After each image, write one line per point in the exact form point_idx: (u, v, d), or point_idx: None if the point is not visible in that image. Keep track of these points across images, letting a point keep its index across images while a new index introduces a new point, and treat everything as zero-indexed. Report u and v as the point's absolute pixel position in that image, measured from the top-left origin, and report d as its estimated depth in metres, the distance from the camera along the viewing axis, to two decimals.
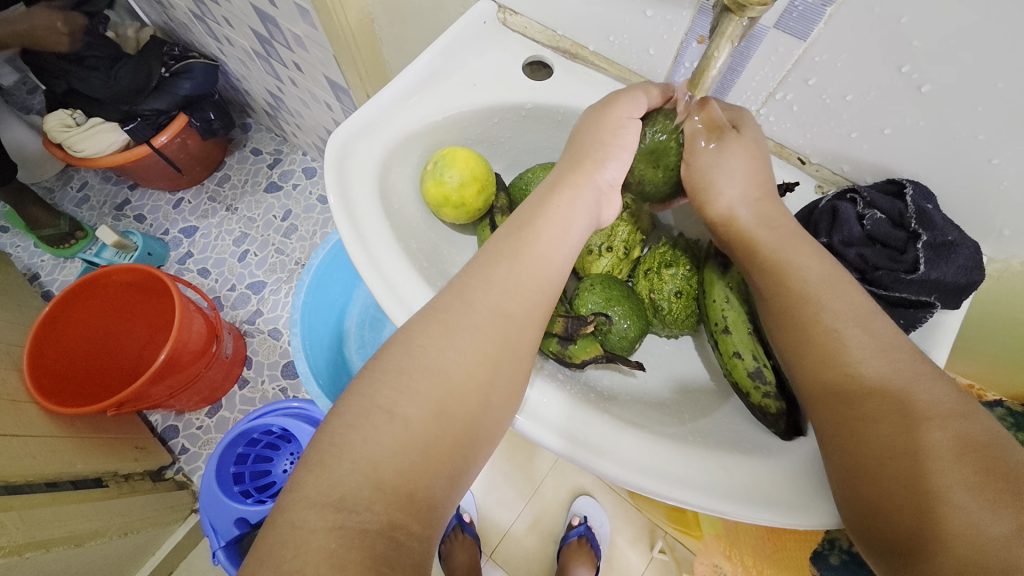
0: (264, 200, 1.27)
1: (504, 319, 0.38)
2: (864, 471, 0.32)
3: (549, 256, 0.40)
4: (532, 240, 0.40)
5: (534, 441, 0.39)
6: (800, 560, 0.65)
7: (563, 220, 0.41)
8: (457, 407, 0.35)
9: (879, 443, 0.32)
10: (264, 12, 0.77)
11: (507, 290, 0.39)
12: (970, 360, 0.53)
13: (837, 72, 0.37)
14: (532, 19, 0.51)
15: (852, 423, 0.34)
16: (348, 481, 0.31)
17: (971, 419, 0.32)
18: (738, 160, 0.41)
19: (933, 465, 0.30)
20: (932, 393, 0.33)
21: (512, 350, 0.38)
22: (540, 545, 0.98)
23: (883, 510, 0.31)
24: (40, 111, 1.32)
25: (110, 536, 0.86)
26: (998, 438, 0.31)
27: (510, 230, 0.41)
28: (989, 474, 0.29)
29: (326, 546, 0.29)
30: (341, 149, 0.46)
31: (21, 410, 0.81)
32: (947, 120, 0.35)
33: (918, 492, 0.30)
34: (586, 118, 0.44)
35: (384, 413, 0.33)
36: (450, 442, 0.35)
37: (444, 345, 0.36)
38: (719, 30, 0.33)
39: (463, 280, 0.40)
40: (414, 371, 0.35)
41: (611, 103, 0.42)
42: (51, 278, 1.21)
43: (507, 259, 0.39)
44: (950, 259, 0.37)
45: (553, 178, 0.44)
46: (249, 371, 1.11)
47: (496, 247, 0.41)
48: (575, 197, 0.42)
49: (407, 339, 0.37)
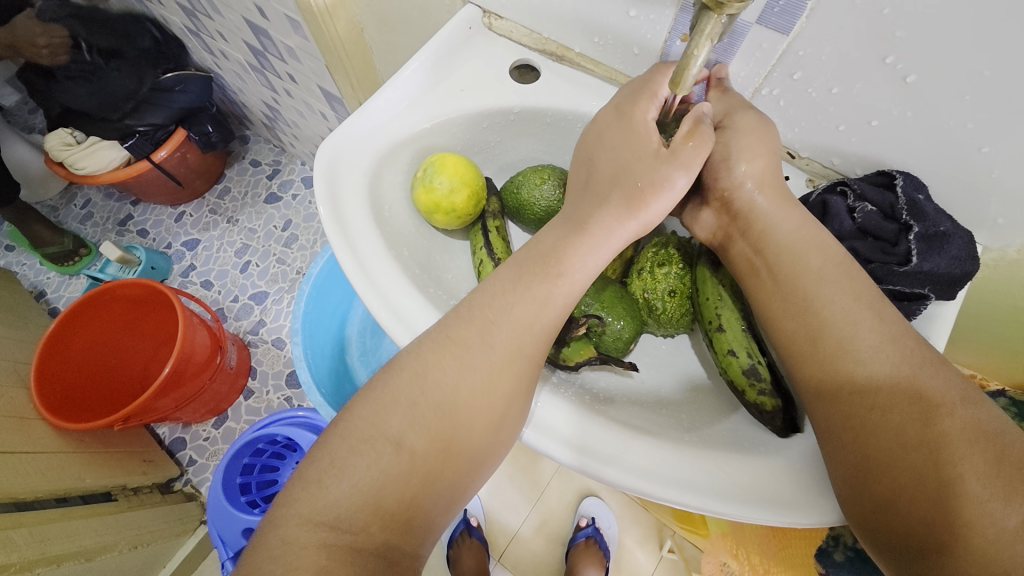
0: (264, 211, 1.28)
1: (516, 356, 0.37)
2: (873, 467, 0.32)
3: (573, 299, 0.40)
4: (561, 284, 0.39)
5: (544, 453, 0.39)
6: (806, 558, 0.64)
7: (592, 263, 0.40)
8: (465, 438, 0.35)
9: (888, 436, 0.32)
10: (257, 25, 0.77)
11: (531, 331, 0.38)
12: (973, 351, 0.52)
13: (821, 65, 0.37)
14: (518, 23, 0.52)
15: (862, 416, 0.33)
16: (344, 501, 0.31)
17: (973, 407, 0.31)
18: (757, 135, 0.40)
19: (945, 456, 0.30)
20: (933, 385, 0.32)
21: (523, 386, 0.37)
22: (547, 548, 0.98)
23: (895, 503, 0.31)
24: (43, 130, 1.34)
25: (120, 549, 0.87)
26: (1004, 428, 0.30)
27: (539, 264, 0.39)
28: (997, 462, 0.29)
29: (317, 561, 0.29)
30: (331, 161, 0.47)
31: (30, 427, 0.82)
32: (933, 110, 0.35)
33: (930, 485, 0.30)
34: (643, 168, 0.39)
35: (392, 444, 0.33)
36: (447, 464, 0.34)
37: (458, 380, 0.36)
38: (699, 28, 0.33)
39: (483, 312, 0.38)
40: (425, 408, 0.35)
41: (677, 177, 0.38)
42: (57, 295, 1.23)
43: (536, 304, 0.38)
44: (942, 250, 0.37)
45: (577, 210, 0.41)
46: (254, 381, 1.12)
47: (523, 278, 0.39)
48: (611, 251, 0.40)
49: (419, 365, 0.36)
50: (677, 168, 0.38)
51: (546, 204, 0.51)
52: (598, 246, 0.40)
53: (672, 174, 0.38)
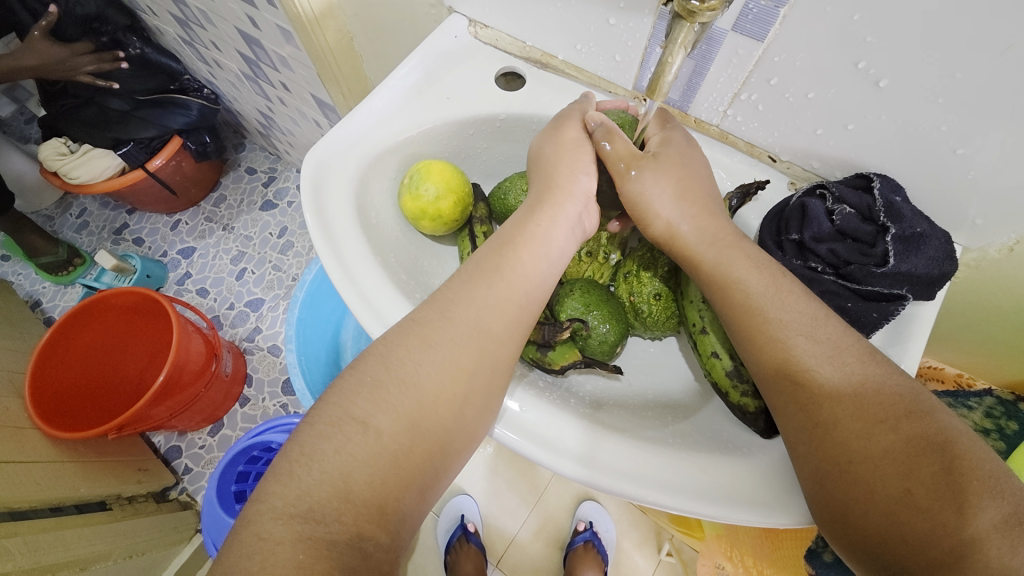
0: (259, 218, 1.29)
1: (478, 331, 0.38)
2: (831, 477, 0.32)
3: (531, 273, 0.41)
4: (512, 256, 0.41)
5: (536, 460, 0.39)
6: (795, 558, 0.65)
7: (541, 234, 0.42)
8: (432, 421, 0.35)
9: (838, 448, 0.32)
10: (249, 34, 0.78)
11: (489, 307, 0.39)
12: (957, 350, 0.52)
13: (797, 71, 0.38)
14: (503, 31, 0.52)
15: (816, 428, 0.33)
16: (315, 490, 0.31)
17: (916, 419, 0.32)
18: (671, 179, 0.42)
19: (888, 468, 0.31)
20: (882, 389, 0.33)
21: (489, 363, 0.38)
22: (546, 552, 0.97)
23: (850, 512, 0.31)
24: (39, 140, 1.36)
25: (114, 559, 0.85)
26: (955, 436, 0.31)
27: (490, 250, 0.42)
28: (943, 473, 0.29)
29: (293, 557, 0.29)
30: (318, 168, 0.47)
31: (25, 437, 0.82)
32: (906, 113, 0.36)
33: (881, 499, 0.30)
34: (544, 140, 0.46)
35: (359, 425, 0.33)
36: (415, 446, 0.35)
37: (421, 358, 0.36)
38: (673, 37, 0.34)
39: (444, 293, 0.40)
40: (389, 385, 0.35)
41: (566, 124, 0.45)
42: (52, 304, 1.23)
43: (487, 275, 0.40)
44: (919, 251, 0.37)
45: (526, 206, 0.44)
46: (250, 389, 1.12)
47: (477, 264, 0.41)
48: (554, 221, 0.42)
49: (386, 350, 0.37)
50: (565, 123, 0.45)
51: None
52: (550, 226, 0.42)
53: (561, 125, 0.45)
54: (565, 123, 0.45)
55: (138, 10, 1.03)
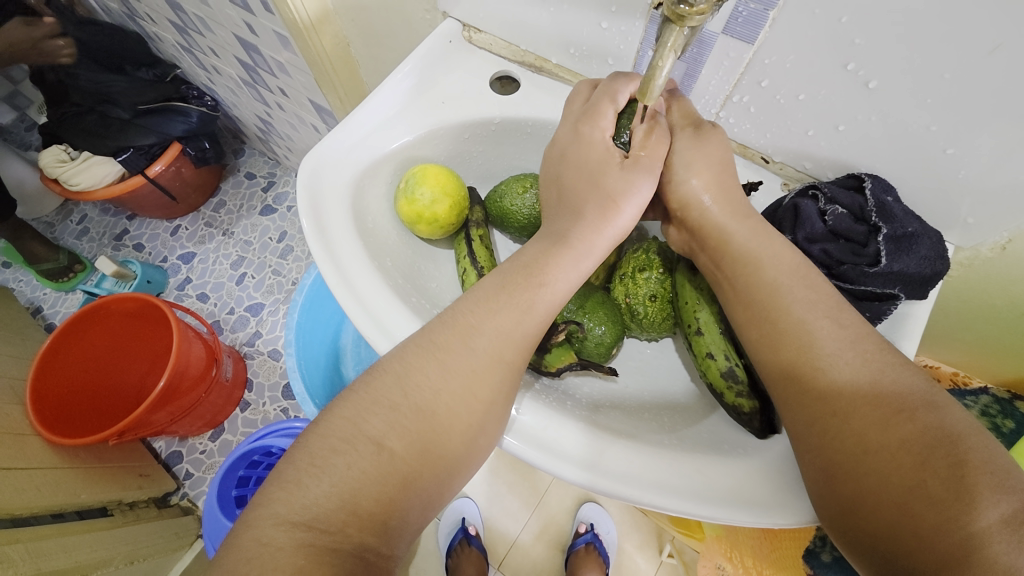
0: (259, 223, 1.29)
1: (497, 362, 0.38)
2: (841, 471, 0.32)
3: (553, 306, 0.40)
4: (542, 292, 0.39)
5: (539, 466, 0.39)
6: (794, 558, 0.65)
7: (568, 276, 0.40)
8: (442, 443, 0.36)
9: (853, 439, 0.32)
10: (247, 41, 0.79)
11: (511, 338, 0.38)
12: (953, 348, 0.52)
13: (787, 73, 0.38)
14: (497, 36, 0.53)
15: (827, 420, 0.34)
16: (321, 502, 0.31)
17: (934, 411, 0.32)
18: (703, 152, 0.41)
19: (905, 459, 0.31)
20: (898, 383, 0.33)
21: (505, 392, 0.38)
22: (548, 555, 0.97)
23: (861, 507, 0.31)
24: (39, 147, 1.37)
25: (117, 565, 0.84)
26: (968, 430, 0.31)
27: (519, 272, 0.40)
28: (954, 467, 0.29)
29: (293, 562, 0.29)
30: (314, 171, 0.47)
31: (27, 443, 0.83)
32: (896, 114, 0.36)
33: (893, 492, 0.30)
34: (609, 177, 0.41)
35: (372, 444, 0.33)
36: (423, 467, 0.35)
37: (439, 384, 0.36)
38: (663, 41, 0.34)
39: (465, 317, 0.39)
40: (406, 409, 0.35)
41: (640, 183, 0.41)
42: (53, 310, 1.23)
43: (518, 311, 0.39)
44: (911, 251, 0.37)
45: (551, 232, 0.42)
46: (251, 393, 1.12)
47: (507, 288, 0.39)
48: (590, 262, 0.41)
49: (402, 369, 0.36)
50: (639, 174, 0.41)
51: (529, 213, 0.51)
52: (579, 256, 0.40)
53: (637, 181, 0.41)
54: (641, 176, 0.41)
55: (137, 17, 1.04)
